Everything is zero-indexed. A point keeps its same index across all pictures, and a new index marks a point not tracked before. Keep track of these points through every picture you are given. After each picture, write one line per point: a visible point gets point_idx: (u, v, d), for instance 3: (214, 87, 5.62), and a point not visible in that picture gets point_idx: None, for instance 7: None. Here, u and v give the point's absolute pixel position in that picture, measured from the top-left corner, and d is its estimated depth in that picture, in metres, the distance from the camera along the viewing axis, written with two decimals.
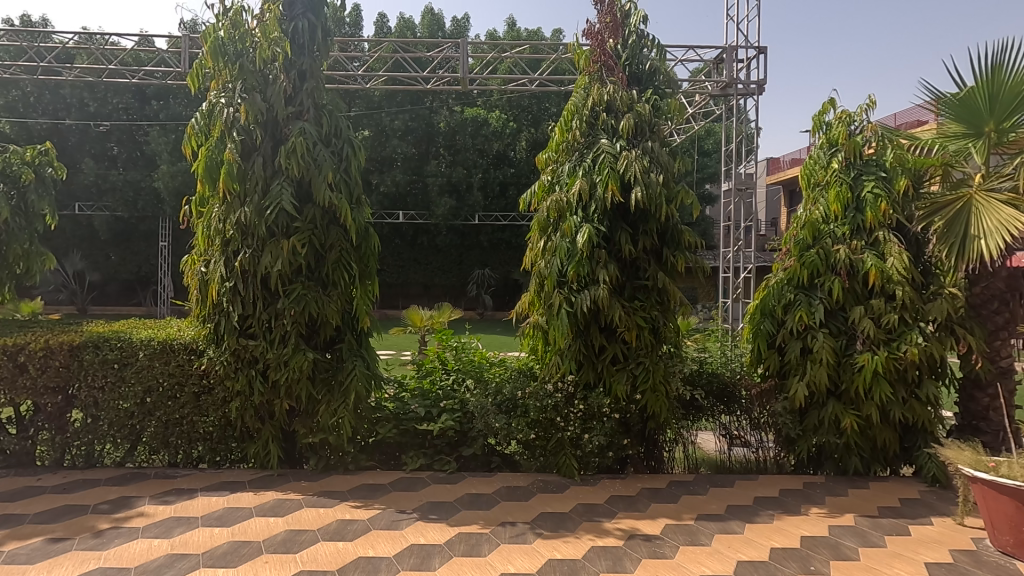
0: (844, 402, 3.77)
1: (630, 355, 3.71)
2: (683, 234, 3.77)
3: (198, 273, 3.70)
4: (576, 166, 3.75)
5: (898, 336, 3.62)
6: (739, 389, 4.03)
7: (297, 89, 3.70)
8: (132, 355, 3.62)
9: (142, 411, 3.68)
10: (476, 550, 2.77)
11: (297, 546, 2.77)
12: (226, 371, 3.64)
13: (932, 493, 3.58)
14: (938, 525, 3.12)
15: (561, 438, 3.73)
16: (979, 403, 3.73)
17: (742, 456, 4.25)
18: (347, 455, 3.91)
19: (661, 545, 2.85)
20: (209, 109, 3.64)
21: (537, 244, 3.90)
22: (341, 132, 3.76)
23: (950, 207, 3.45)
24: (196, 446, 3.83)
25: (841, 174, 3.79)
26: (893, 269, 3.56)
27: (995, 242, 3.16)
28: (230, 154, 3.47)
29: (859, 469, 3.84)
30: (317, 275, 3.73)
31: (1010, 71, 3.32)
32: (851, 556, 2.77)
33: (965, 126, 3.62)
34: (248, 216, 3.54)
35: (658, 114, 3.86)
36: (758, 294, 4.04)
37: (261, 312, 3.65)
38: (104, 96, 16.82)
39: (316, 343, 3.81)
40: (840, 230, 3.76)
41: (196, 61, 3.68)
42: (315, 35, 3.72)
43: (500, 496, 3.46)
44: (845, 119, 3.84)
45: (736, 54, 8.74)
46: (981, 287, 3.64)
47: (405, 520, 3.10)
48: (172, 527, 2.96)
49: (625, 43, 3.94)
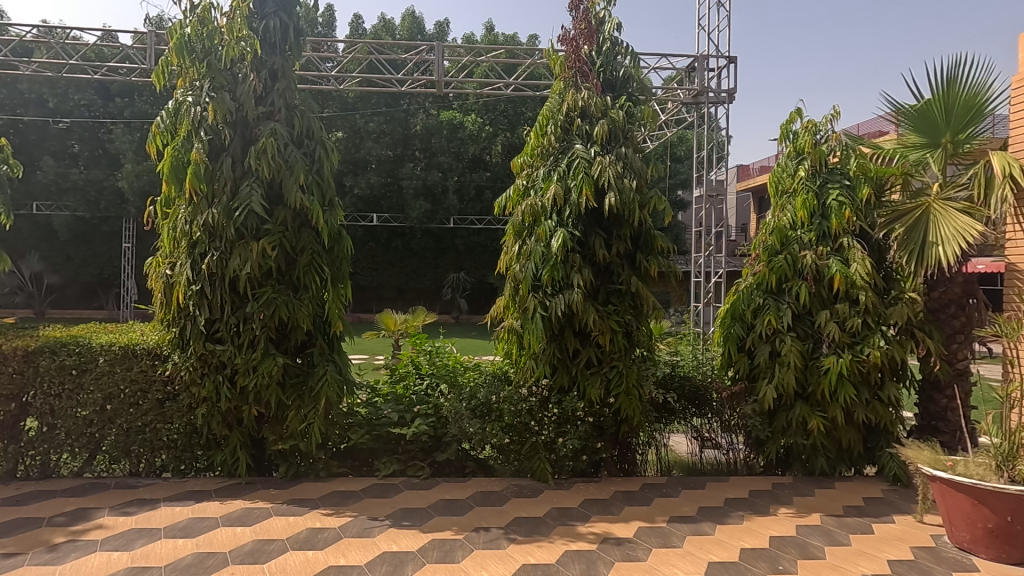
0: (811, 403, 3.86)
1: (604, 359, 3.74)
2: (656, 239, 3.83)
3: (162, 276, 3.61)
4: (551, 171, 3.78)
5: (861, 339, 3.74)
6: (710, 392, 4.12)
7: (268, 88, 3.61)
8: (91, 361, 3.50)
9: (101, 419, 3.55)
10: (449, 557, 2.74)
11: (266, 556, 2.70)
12: (192, 377, 3.55)
13: (894, 492, 3.69)
14: (900, 523, 3.21)
15: (536, 442, 3.76)
16: (938, 404, 3.86)
17: (714, 458, 4.30)
18: (319, 462, 3.84)
19: (634, 548, 2.87)
20: (176, 108, 3.56)
21: (512, 249, 3.90)
22: (314, 133, 3.70)
23: (911, 215, 3.62)
24: (159, 454, 3.70)
25: (808, 182, 3.87)
26: (857, 275, 3.66)
27: (952, 248, 3.33)
28: (196, 154, 3.38)
29: (825, 470, 3.94)
30: (287, 278, 3.66)
31: (964, 85, 3.50)
32: (818, 555, 2.83)
33: (924, 137, 3.78)
34: (216, 217, 3.45)
35: (631, 121, 3.89)
36: (729, 298, 4.13)
37: (229, 316, 3.55)
38: (64, 92, 16.29)
39: (287, 348, 3.73)
40: (807, 236, 3.85)
41: (161, 59, 3.58)
42: (287, 34, 3.65)
43: (475, 501, 3.45)
44: (811, 129, 3.93)
45: (707, 63, 8.89)
46: (940, 291, 3.78)
47: (378, 527, 3.05)
48: (133, 539, 2.85)
49: (600, 50, 3.99)
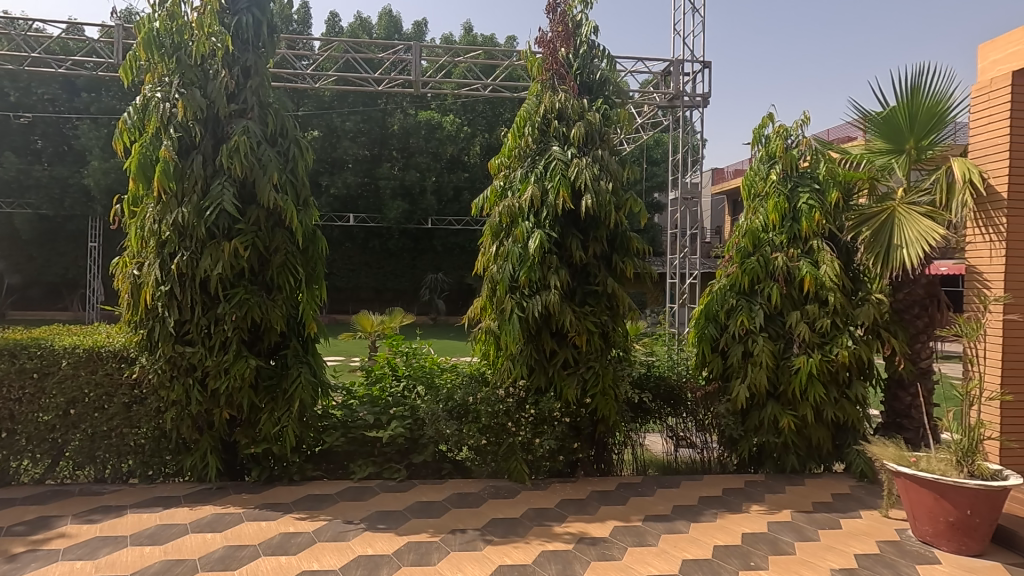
0: (782, 403, 3.94)
1: (581, 360, 3.76)
2: (632, 240, 3.87)
3: (129, 276, 3.52)
4: (528, 172, 3.79)
5: (830, 339, 3.83)
6: (685, 392, 4.18)
7: (240, 85, 3.54)
8: (54, 364, 3.39)
9: (64, 424, 3.45)
10: (425, 560, 2.72)
11: (237, 562, 2.65)
12: (161, 380, 3.46)
13: (861, 488, 3.79)
14: (867, 518, 3.30)
15: (512, 443, 3.76)
16: (903, 403, 3.98)
17: (689, 457, 4.36)
18: (292, 465, 3.78)
19: (609, 548, 2.88)
20: (144, 104, 3.47)
21: (489, 250, 3.90)
22: (288, 132, 3.64)
23: (877, 218, 3.74)
24: (126, 460, 3.60)
25: (779, 185, 3.96)
26: (826, 277, 3.75)
27: (916, 250, 3.47)
28: (165, 151, 3.30)
29: (796, 467, 4.03)
30: (260, 279, 3.59)
31: (927, 93, 3.64)
32: (788, 550, 2.89)
33: (889, 143, 3.90)
34: (186, 216, 3.37)
35: (607, 123, 3.93)
36: (703, 299, 4.21)
37: (199, 317, 3.47)
38: (27, 86, 15.73)
39: (259, 350, 3.66)
40: (778, 239, 3.93)
41: (129, 53, 3.49)
42: (260, 31, 3.58)
43: (452, 503, 3.43)
44: (782, 133, 4.01)
45: (682, 67, 9.02)
46: (904, 292, 3.90)
47: (352, 531, 3.02)
48: (97, 547, 2.76)
49: (577, 52, 4.01)
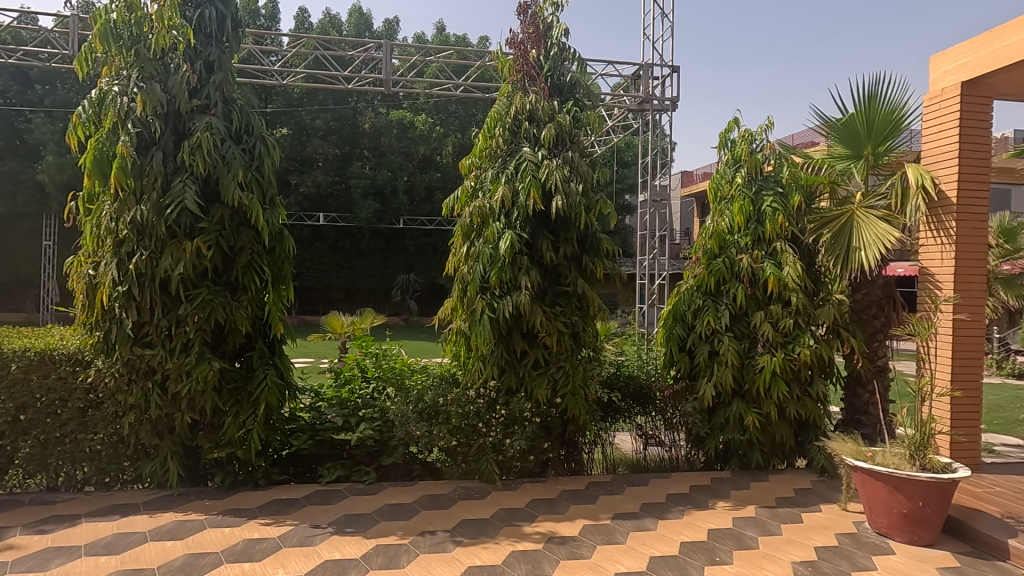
0: (747, 401, 4.03)
1: (551, 360, 3.78)
2: (602, 242, 3.90)
3: (84, 276, 3.39)
4: (498, 173, 3.80)
5: (793, 339, 3.93)
6: (653, 391, 4.24)
7: (203, 81, 3.44)
8: (2, 368, 3.24)
9: (14, 431, 3.31)
10: (394, 563, 2.69)
11: (198, 570, 2.57)
12: (118, 383, 3.34)
13: (822, 482, 3.91)
14: (826, 512, 3.41)
15: (483, 444, 3.73)
16: (860, 399, 4.13)
17: (657, 455, 4.42)
18: (258, 469, 3.69)
19: (579, 546, 2.91)
20: (100, 98, 3.35)
21: (460, 250, 3.89)
22: (253, 129, 3.56)
23: (837, 221, 3.92)
24: (80, 467, 3.46)
25: (744, 189, 4.05)
26: (789, 277, 3.83)
27: (873, 253, 3.61)
28: (122, 147, 3.19)
29: (760, 463, 4.13)
30: (225, 279, 3.51)
31: (884, 101, 3.77)
32: (752, 545, 2.96)
33: (847, 149, 4.05)
34: (145, 215, 3.26)
35: (578, 126, 3.95)
36: (671, 300, 4.29)
37: (159, 319, 3.36)
38: None
39: (223, 352, 3.57)
40: (743, 240, 4.02)
41: (84, 45, 3.36)
42: (224, 25, 3.50)
43: (422, 505, 3.40)
44: (747, 138, 4.10)
45: (652, 71, 9.13)
46: (863, 293, 4.05)
47: (320, 535, 2.97)
48: (48, 559, 2.65)
49: (547, 54, 4.03)
